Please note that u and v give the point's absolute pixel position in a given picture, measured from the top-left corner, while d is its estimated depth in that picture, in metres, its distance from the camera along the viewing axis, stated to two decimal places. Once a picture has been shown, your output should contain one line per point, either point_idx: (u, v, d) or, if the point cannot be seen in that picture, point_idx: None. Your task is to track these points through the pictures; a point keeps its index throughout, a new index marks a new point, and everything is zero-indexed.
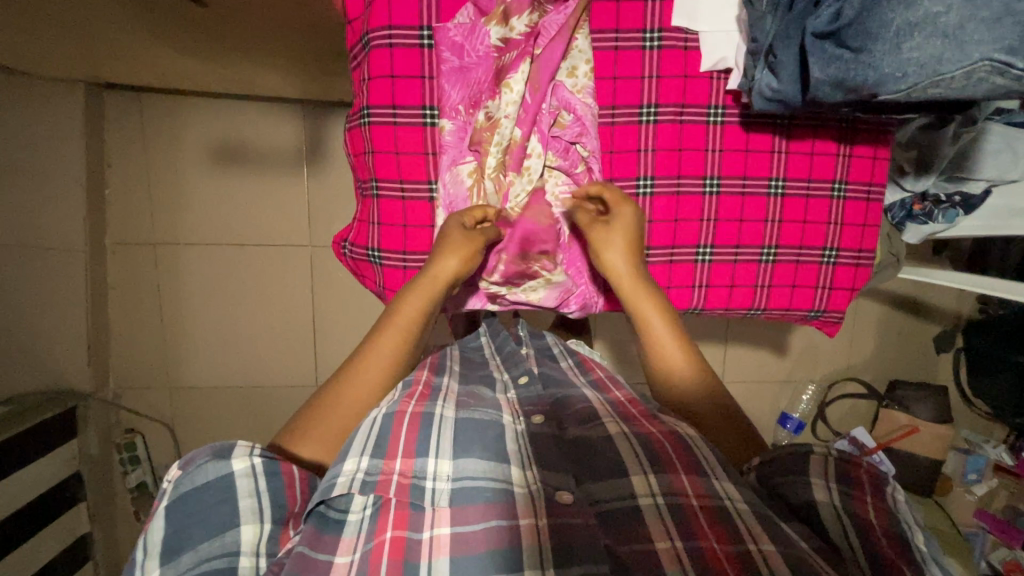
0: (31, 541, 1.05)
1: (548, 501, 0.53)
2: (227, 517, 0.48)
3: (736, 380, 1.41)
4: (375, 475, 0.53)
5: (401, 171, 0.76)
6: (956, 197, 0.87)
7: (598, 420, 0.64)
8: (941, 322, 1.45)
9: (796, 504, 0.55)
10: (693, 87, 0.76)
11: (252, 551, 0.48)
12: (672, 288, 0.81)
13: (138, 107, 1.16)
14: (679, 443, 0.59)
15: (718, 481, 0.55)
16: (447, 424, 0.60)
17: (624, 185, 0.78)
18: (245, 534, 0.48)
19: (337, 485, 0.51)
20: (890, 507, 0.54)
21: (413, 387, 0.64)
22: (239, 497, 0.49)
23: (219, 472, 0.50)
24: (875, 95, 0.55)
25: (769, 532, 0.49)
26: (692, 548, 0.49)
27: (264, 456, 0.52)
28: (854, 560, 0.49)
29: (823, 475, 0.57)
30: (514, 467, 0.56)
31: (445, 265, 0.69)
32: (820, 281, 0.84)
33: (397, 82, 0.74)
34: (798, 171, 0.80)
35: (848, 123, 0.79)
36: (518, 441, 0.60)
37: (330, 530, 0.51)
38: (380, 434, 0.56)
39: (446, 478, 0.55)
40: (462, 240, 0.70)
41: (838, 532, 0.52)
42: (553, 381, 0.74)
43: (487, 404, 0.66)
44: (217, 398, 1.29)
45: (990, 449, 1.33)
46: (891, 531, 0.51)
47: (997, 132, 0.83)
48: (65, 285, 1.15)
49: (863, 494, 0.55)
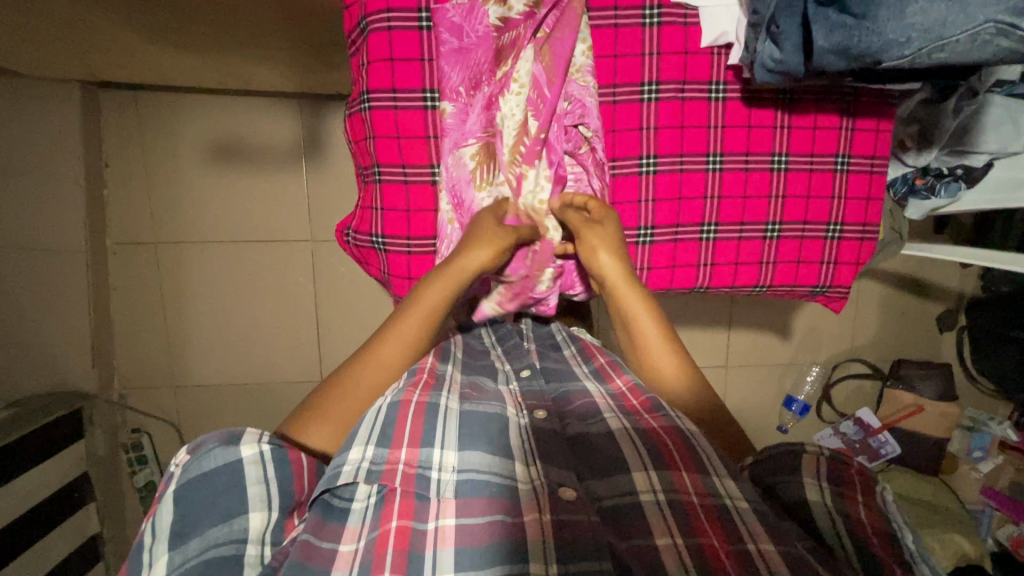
0: (43, 542, 1.06)
1: (553, 495, 0.53)
2: (235, 504, 0.48)
3: (741, 364, 1.42)
4: (380, 465, 0.53)
5: (402, 156, 0.76)
6: (959, 170, 0.87)
7: (600, 416, 0.64)
8: (944, 300, 1.45)
9: (790, 503, 0.57)
10: (695, 62, 0.76)
11: (258, 539, 0.48)
12: (676, 267, 0.82)
13: (134, 105, 1.16)
14: (680, 439, 0.59)
15: (718, 477, 0.55)
16: (451, 416, 0.60)
17: (627, 164, 0.78)
18: (252, 522, 0.48)
19: (343, 474, 0.51)
20: (880, 507, 0.55)
21: (418, 375, 0.63)
22: (248, 485, 0.49)
23: (227, 459, 0.49)
24: (878, 64, 0.55)
25: (767, 528, 0.50)
26: (692, 545, 0.50)
27: (273, 443, 0.52)
28: (847, 561, 0.51)
29: (817, 475, 0.59)
30: (517, 462, 0.56)
31: (474, 256, 0.67)
32: (825, 256, 0.84)
33: (396, 66, 0.73)
34: (801, 146, 0.79)
35: (850, 97, 0.79)
36: (521, 436, 0.60)
37: (335, 518, 0.51)
38: (385, 422, 0.57)
39: (451, 469, 0.55)
40: (492, 235, 0.68)
41: (831, 532, 0.54)
42: (555, 376, 0.75)
43: (490, 397, 0.66)
44: (222, 396, 1.29)
45: (995, 426, 1.35)
46: (880, 530, 0.52)
47: (999, 104, 0.81)
48: (67, 286, 1.15)
49: (855, 494, 0.57)
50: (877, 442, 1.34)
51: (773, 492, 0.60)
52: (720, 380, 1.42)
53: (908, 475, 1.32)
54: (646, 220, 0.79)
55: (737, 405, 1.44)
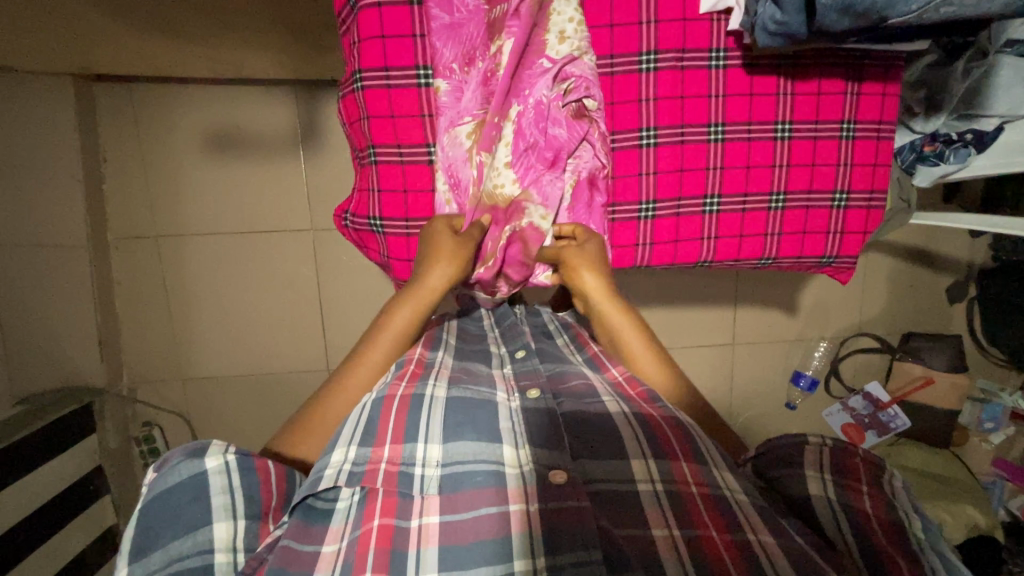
0: (59, 534, 1.08)
1: (541, 480, 0.54)
2: (200, 514, 0.50)
3: (748, 341, 1.41)
4: (362, 466, 0.54)
5: (398, 135, 0.75)
6: (968, 135, 0.84)
7: (596, 398, 0.66)
8: (954, 272, 1.42)
9: (793, 497, 0.61)
10: (694, 30, 0.74)
11: (227, 547, 0.50)
12: (680, 242, 0.80)
13: (128, 96, 1.14)
14: (679, 429, 0.62)
15: (718, 471, 0.58)
16: (437, 404, 0.62)
17: (626, 137, 0.77)
18: (218, 532, 0.50)
19: (323, 479, 0.53)
20: (886, 494, 0.59)
21: (404, 368, 0.66)
22: (212, 495, 0.51)
23: (192, 471, 0.52)
24: (885, 20, 0.53)
25: (765, 520, 0.52)
26: (688, 535, 0.51)
27: (238, 453, 0.54)
28: (850, 557, 0.54)
29: (818, 465, 0.62)
30: (507, 446, 0.58)
31: (434, 274, 0.69)
32: (831, 226, 0.82)
33: (387, 42, 0.72)
34: (805, 113, 0.78)
35: (856, 60, 0.76)
36: (510, 418, 0.62)
37: (318, 521, 0.53)
38: (368, 421, 0.59)
39: (435, 464, 0.56)
40: (448, 250, 0.69)
41: (835, 529, 0.56)
42: (549, 357, 0.76)
43: (480, 381, 0.68)
44: (230, 388, 1.30)
45: (1006, 397, 1.34)
46: (885, 518, 0.56)
47: (1010, 65, 0.78)
48: (71, 282, 1.16)
49: (860, 484, 0.60)
50: (887, 416, 1.36)
51: (774, 486, 0.63)
52: (727, 358, 1.41)
53: (917, 449, 1.32)
54: (647, 194, 0.78)
55: (744, 382, 1.43)
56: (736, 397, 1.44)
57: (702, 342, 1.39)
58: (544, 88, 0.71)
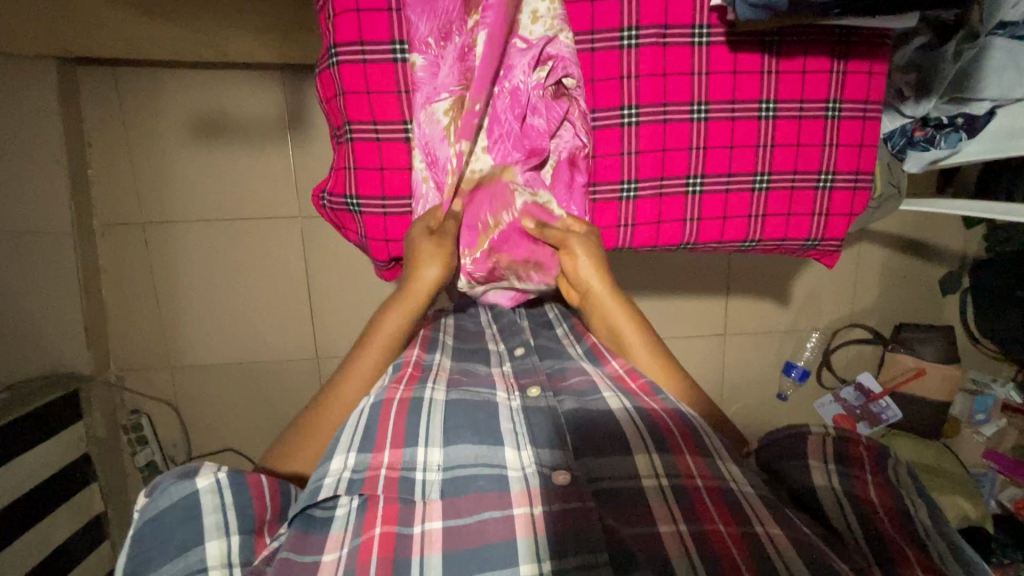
0: (42, 522, 1.08)
1: (546, 483, 0.55)
2: (192, 535, 0.49)
3: (738, 333, 1.40)
4: (362, 472, 0.55)
5: (374, 111, 0.73)
6: (959, 119, 0.83)
7: (596, 396, 0.66)
8: (948, 263, 1.42)
9: (798, 489, 0.63)
10: (675, 5, 0.72)
11: (222, 563, 0.49)
12: (662, 223, 0.80)
13: (112, 81, 1.13)
14: (684, 424, 0.63)
15: (723, 464, 0.59)
16: (436, 408, 0.62)
17: (608, 116, 0.76)
18: (211, 550, 0.49)
19: (323, 488, 0.53)
20: (887, 481, 0.62)
21: (402, 370, 0.66)
22: (205, 514, 0.50)
23: (183, 492, 0.51)
24: None
25: (771, 513, 0.54)
26: (695, 530, 0.53)
27: (229, 470, 0.53)
28: (856, 545, 0.55)
29: (822, 457, 0.65)
30: (509, 448, 0.59)
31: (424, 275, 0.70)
32: (816, 208, 0.81)
33: (363, 17, 0.71)
34: (789, 91, 0.76)
35: (841, 37, 0.75)
36: (512, 419, 0.62)
37: (317, 529, 0.54)
38: (368, 425, 0.59)
39: (436, 468, 0.57)
40: (434, 250, 0.70)
41: (839, 517, 0.58)
42: (549, 353, 0.77)
43: (480, 382, 0.69)
44: (218, 376, 1.30)
45: (999, 388, 1.35)
46: (891, 508, 0.58)
47: (1001, 47, 0.77)
48: (55, 269, 1.14)
49: (863, 473, 0.63)
50: (878, 407, 1.34)
51: (778, 477, 0.66)
52: (718, 350, 1.40)
53: (907, 441, 1.33)
54: (629, 173, 0.77)
55: (734, 374, 1.43)
56: (727, 389, 1.43)
57: (694, 333, 1.38)
58: (522, 73, 0.70)
